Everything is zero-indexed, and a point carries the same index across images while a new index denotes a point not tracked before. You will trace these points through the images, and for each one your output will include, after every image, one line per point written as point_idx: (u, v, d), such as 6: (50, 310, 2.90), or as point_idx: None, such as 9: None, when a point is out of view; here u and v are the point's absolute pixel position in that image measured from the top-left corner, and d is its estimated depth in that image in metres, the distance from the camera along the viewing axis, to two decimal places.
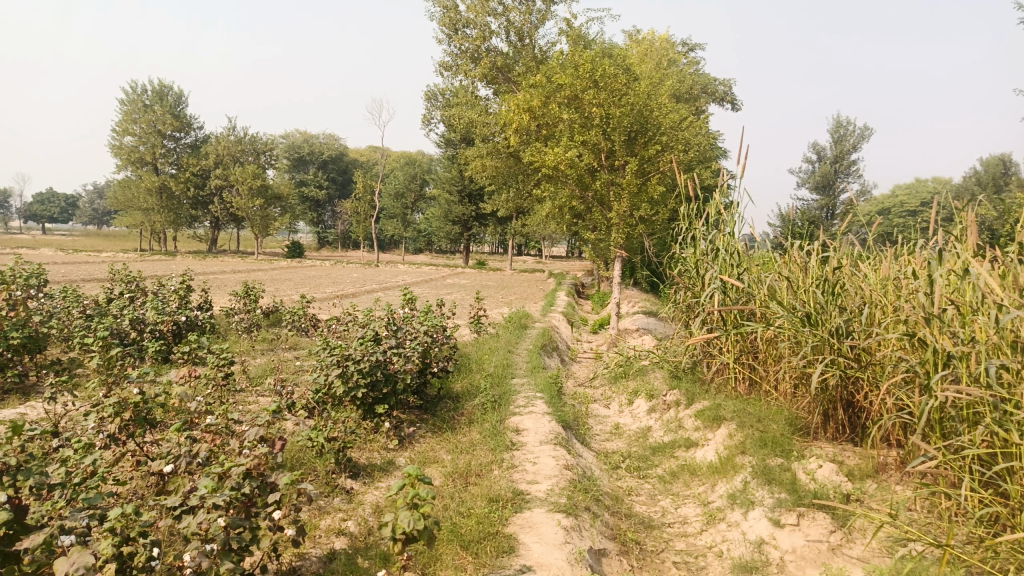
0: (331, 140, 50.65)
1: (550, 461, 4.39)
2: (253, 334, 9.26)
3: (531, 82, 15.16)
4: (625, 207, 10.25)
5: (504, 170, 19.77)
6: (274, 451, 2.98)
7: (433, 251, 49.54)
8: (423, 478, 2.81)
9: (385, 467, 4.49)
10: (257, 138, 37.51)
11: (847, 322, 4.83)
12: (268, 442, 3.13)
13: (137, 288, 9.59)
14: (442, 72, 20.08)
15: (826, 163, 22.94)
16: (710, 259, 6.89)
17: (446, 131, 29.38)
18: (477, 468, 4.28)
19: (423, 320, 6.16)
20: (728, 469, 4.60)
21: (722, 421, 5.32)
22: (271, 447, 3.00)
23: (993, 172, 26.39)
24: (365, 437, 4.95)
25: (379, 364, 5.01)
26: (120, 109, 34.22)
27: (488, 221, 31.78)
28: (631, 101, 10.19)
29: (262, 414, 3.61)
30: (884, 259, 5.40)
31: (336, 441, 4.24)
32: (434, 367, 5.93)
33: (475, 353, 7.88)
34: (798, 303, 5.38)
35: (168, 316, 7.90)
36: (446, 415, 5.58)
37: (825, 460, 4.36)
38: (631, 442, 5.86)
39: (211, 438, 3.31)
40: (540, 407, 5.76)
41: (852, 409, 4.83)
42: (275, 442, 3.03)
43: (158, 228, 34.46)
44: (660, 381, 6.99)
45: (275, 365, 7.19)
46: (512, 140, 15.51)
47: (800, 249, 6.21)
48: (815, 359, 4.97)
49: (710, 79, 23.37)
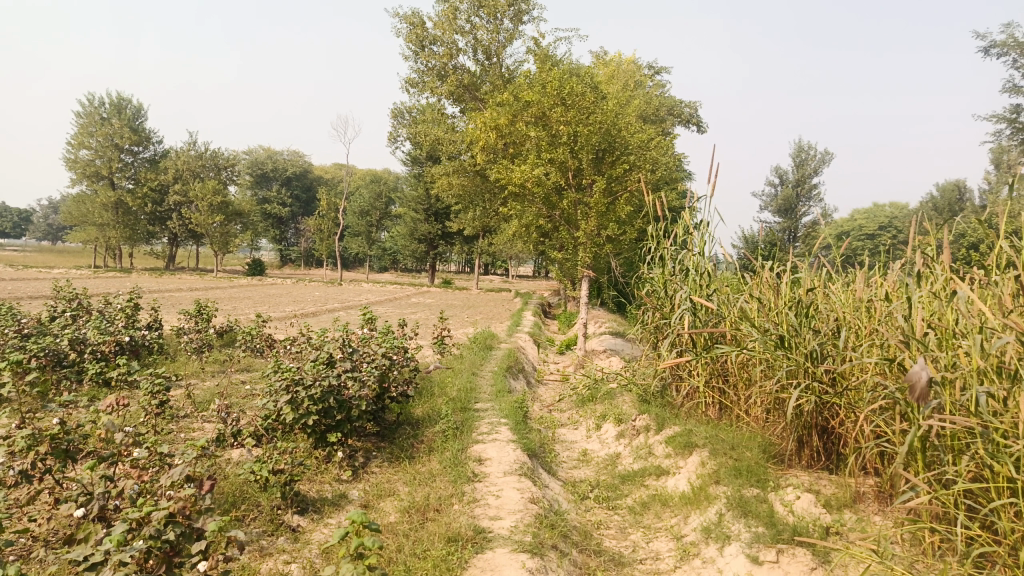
0: (296, 157, 50.01)
1: (514, 494, 4.11)
2: (204, 355, 8.82)
3: (498, 100, 15.03)
4: (592, 226, 10.09)
5: (470, 189, 19.57)
6: (203, 492, 2.65)
7: (398, 270, 49.07)
8: (369, 525, 2.54)
9: (336, 501, 4.17)
10: (219, 153, 36.77)
11: (821, 345, 4.67)
12: (197, 480, 2.81)
13: (81, 305, 9.09)
14: (408, 89, 19.88)
15: (788, 186, 23.24)
16: (679, 279, 6.73)
17: (412, 150, 29.13)
18: (436, 503, 3.98)
19: (382, 341, 5.86)
20: (701, 500, 4.37)
21: (693, 448, 5.10)
22: (200, 487, 2.67)
23: (948, 197, 27.07)
24: (316, 469, 4.61)
25: (333, 390, 4.69)
26: (76, 122, 33.34)
27: (454, 240, 31.54)
28: (599, 119, 10.09)
29: (197, 445, 3.28)
30: (856, 281, 5.29)
31: (282, 473, 3.91)
32: (393, 392, 5.63)
33: (437, 375, 7.57)
34: (772, 325, 5.21)
35: (112, 336, 7.45)
36: (404, 442, 5.27)
37: (802, 491, 4.16)
38: (599, 469, 5.60)
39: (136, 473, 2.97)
40: (504, 434, 5.48)
41: (827, 436, 4.66)
42: (204, 482, 2.71)
43: (113, 244, 33.46)
44: (629, 405, 6.76)
45: (224, 389, 6.80)
46: (478, 157, 15.33)
47: (770, 269, 6.09)
48: (790, 384, 4.80)
49: (676, 101, 23.58)
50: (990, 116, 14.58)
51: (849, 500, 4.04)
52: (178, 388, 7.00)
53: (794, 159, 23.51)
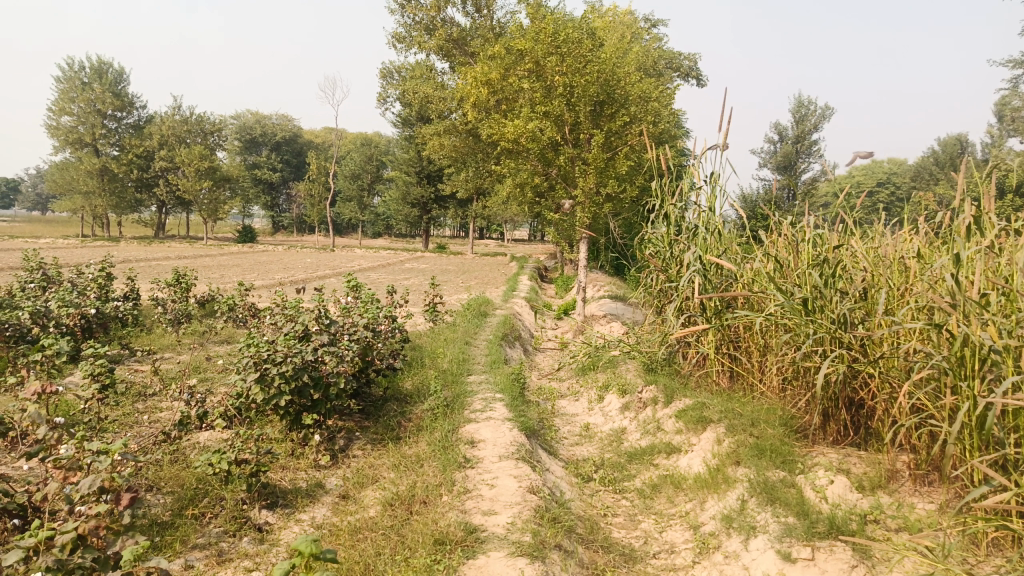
0: (284, 120, 48.88)
1: (511, 482, 3.64)
2: (181, 327, 8.30)
3: (489, 54, 14.34)
4: (591, 183, 9.53)
5: (463, 150, 18.93)
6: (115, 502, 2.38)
7: (392, 236, 48.48)
8: (318, 557, 2.21)
9: (311, 491, 3.72)
10: (205, 118, 35.77)
11: (853, 309, 4.20)
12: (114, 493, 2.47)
13: (48, 276, 8.49)
14: (395, 45, 19.07)
15: (788, 143, 22.61)
16: (686, 238, 6.19)
17: (402, 110, 28.27)
18: (422, 493, 3.54)
19: (364, 310, 5.37)
20: (718, 483, 3.93)
21: (707, 423, 4.66)
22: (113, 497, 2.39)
23: (951, 152, 27.41)
24: (291, 455, 4.16)
25: (307, 366, 4.20)
26: (56, 87, 32.32)
27: (448, 203, 30.90)
28: (597, 67, 9.45)
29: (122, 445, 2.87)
30: (885, 238, 4.79)
31: (247, 464, 3.47)
32: (378, 365, 5.17)
33: (428, 345, 7.11)
34: (795, 287, 4.71)
35: (77, 309, 6.84)
36: (391, 421, 4.83)
37: (834, 473, 3.73)
38: (603, 446, 5.17)
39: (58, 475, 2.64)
40: (499, 411, 5.00)
41: (856, 409, 4.23)
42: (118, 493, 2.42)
43: (99, 212, 32.69)
44: (633, 373, 6.29)
45: (198, 365, 6.30)
46: (470, 115, 14.67)
47: (787, 225, 5.55)
48: (816, 352, 4.33)
49: (674, 54, 22.77)
50: (1011, 61, 13.90)
51: (882, 480, 3.63)
52: (150, 364, 6.49)
53: (794, 115, 22.83)
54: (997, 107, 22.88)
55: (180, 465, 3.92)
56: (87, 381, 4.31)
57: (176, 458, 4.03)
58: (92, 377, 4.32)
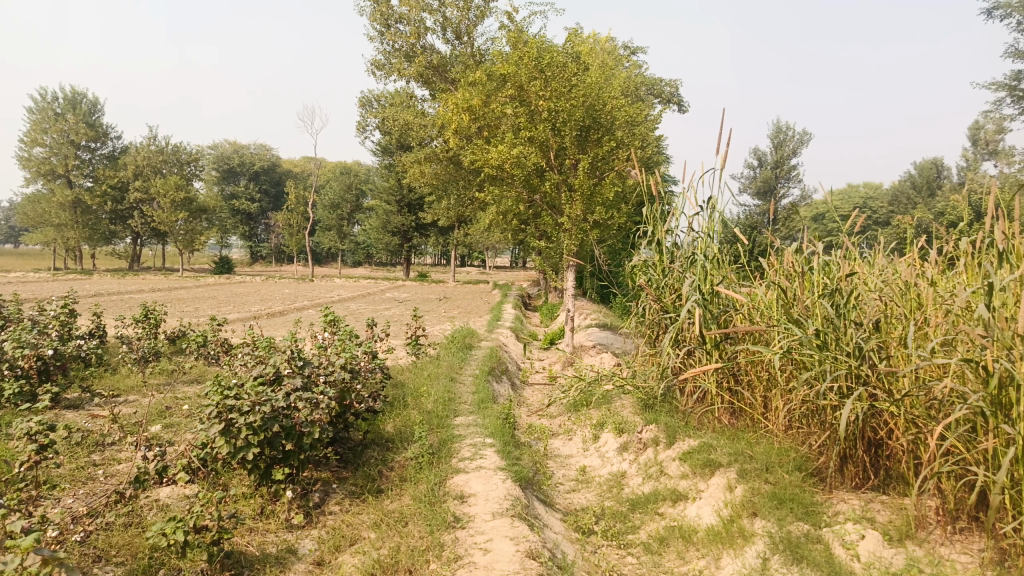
0: (263, 150, 48.58)
1: (507, 546, 3.24)
2: (148, 367, 7.82)
3: (469, 80, 14.16)
4: (578, 210, 9.26)
5: (444, 177, 18.69)
6: None
7: (373, 265, 48.11)
8: None
9: (282, 558, 3.31)
10: (181, 148, 35.32)
11: (870, 342, 3.89)
12: None
13: (3, 314, 7.95)
14: (374, 72, 18.88)
15: (767, 168, 22.66)
16: (681, 266, 5.88)
17: (382, 139, 28.06)
18: (407, 561, 3.16)
19: (341, 350, 4.98)
20: (734, 537, 3.63)
21: (715, 467, 4.33)
22: None
23: (926, 176, 27.83)
24: (260, 515, 3.76)
25: (277, 416, 3.80)
26: (28, 119, 31.71)
27: (429, 231, 30.64)
28: (582, 92, 9.23)
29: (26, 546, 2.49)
30: (899, 266, 4.51)
31: (208, 531, 3.06)
32: (357, 408, 4.77)
33: (410, 382, 6.72)
34: (805, 317, 4.40)
35: (33, 350, 6.24)
36: (372, 470, 4.44)
37: (861, 524, 3.40)
38: (603, 492, 4.81)
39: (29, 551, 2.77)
40: (489, 458, 4.60)
41: (877, 450, 3.90)
42: None
43: (71, 245, 31.91)
44: (629, 410, 5.95)
45: (162, 410, 5.84)
46: (451, 141, 14.43)
47: (791, 252, 5.26)
48: (832, 389, 4.00)
49: (655, 80, 22.84)
50: (993, 84, 13.99)
51: (910, 527, 3.29)
52: (111, 409, 6.01)
53: (772, 140, 22.93)
54: (971, 132, 23.22)
55: (137, 530, 3.51)
56: (25, 439, 3.84)
57: (132, 520, 3.61)
58: (31, 435, 3.85)
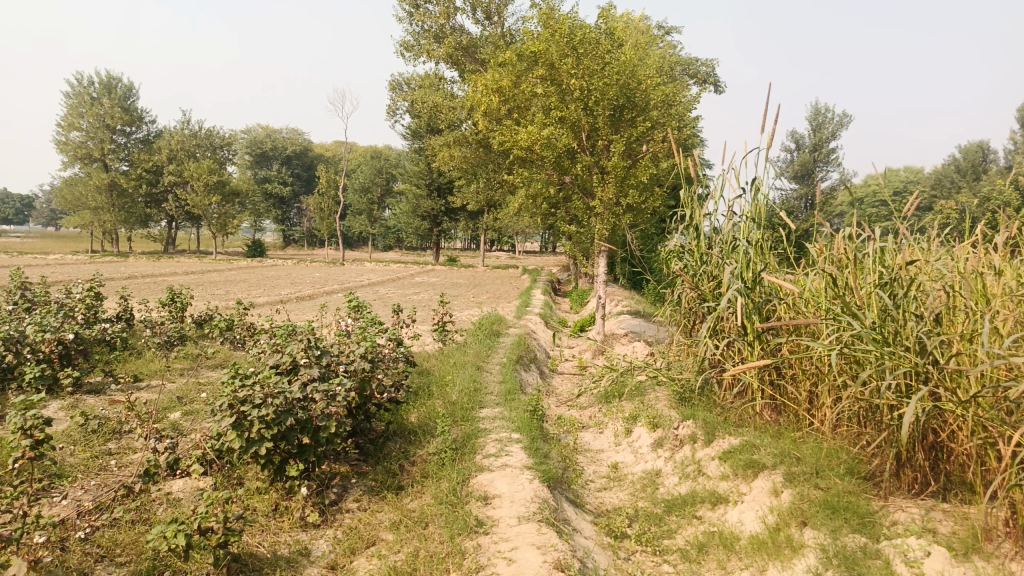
0: (295, 134, 48.82)
1: (534, 557, 2.99)
2: (172, 351, 7.71)
3: (499, 60, 13.87)
4: (610, 193, 8.93)
5: (473, 161, 18.44)
6: None
7: (403, 249, 48.25)
8: None
9: (294, 561, 3.11)
10: (214, 132, 35.58)
11: (934, 337, 3.53)
12: None
13: (29, 297, 7.87)
14: (403, 53, 18.63)
15: (805, 151, 22.00)
16: (721, 251, 5.53)
17: (412, 122, 27.90)
18: (425, 569, 2.95)
19: (362, 337, 4.76)
20: (782, 548, 3.36)
21: (758, 469, 4.04)
22: None
23: (972, 159, 26.93)
24: (273, 514, 3.56)
25: (292, 409, 3.59)
26: (66, 103, 32.11)
27: (459, 216, 30.47)
28: (616, 70, 8.87)
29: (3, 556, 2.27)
30: (964, 255, 4.12)
31: (214, 533, 2.84)
32: (378, 399, 4.54)
33: (436, 370, 6.50)
34: (860, 308, 4.05)
35: (56, 333, 6.12)
36: (392, 466, 4.23)
37: (926, 536, 3.08)
38: (636, 492, 4.56)
39: (22, 552, 2.58)
40: (516, 456, 4.35)
41: (938, 454, 3.55)
42: None
43: (108, 228, 32.33)
44: (663, 403, 5.67)
45: (182, 397, 5.69)
46: (481, 123, 14.17)
47: (842, 237, 4.87)
48: (891, 388, 3.65)
49: (690, 59, 22.27)
50: None
51: (976, 539, 2.95)
52: (132, 395, 5.88)
53: (810, 122, 22.23)
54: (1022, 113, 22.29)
55: (147, 525, 3.36)
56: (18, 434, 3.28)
57: (141, 516, 3.44)
58: (25, 430, 3.28)
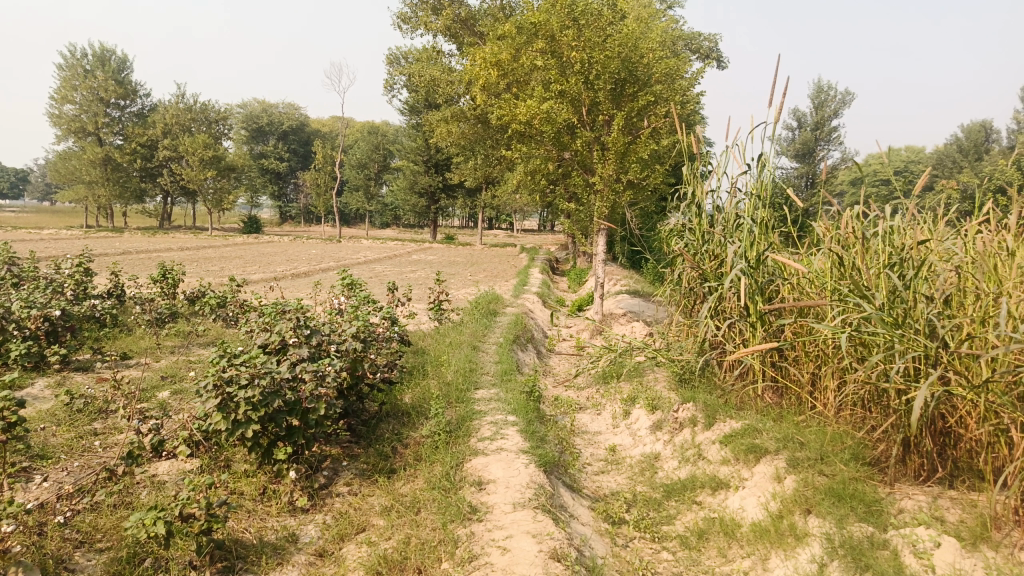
0: (292, 109, 48.27)
1: (530, 545, 2.88)
2: (164, 328, 7.57)
3: (498, 33, 13.58)
4: (610, 169, 8.72)
5: (471, 137, 18.18)
6: None
7: (401, 226, 48.00)
8: None
9: (281, 548, 3.01)
10: (210, 106, 35.13)
11: (945, 320, 3.40)
12: None
13: (17, 272, 7.70)
14: (401, 26, 18.27)
15: (806, 130, 21.76)
16: (724, 230, 5.38)
17: (409, 98, 27.52)
18: (416, 558, 2.85)
19: (354, 316, 4.62)
20: (785, 537, 3.27)
21: (760, 454, 3.94)
22: None
23: (974, 139, 26.70)
24: (260, 498, 3.45)
25: (279, 390, 3.46)
26: (58, 75, 31.62)
27: (457, 193, 30.18)
28: (618, 43, 8.61)
29: None
30: (977, 235, 3.97)
31: (196, 520, 2.72)
32: (370, 379, 4.42)
33: (431, 349, 6.38)
34: (868, 290, 3.92)
35: (42, 310, 5.98)
36: (384, 449, 4.12)
37: (936, 526, 2.97)
38: (635, 476, 4.46)
39: None
40: (511, 439, 4.24)
41: (947, 440, 3.44)
42: None
43: (103, 203, 32.01)
44: (662, 385, 5.56)
45: (172, 375, 5.57)
46: (479, 98, 13.90)
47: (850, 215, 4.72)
48: (899, 372, 3.53)
49: (693, 35, 21.91)
50: None
51: (985, 529, 2.85)
52: (121, 373, 5.76)
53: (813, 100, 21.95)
54: None
55: (131, 509, 3.26)
56: None
57: (124, 500, 3.33)
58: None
